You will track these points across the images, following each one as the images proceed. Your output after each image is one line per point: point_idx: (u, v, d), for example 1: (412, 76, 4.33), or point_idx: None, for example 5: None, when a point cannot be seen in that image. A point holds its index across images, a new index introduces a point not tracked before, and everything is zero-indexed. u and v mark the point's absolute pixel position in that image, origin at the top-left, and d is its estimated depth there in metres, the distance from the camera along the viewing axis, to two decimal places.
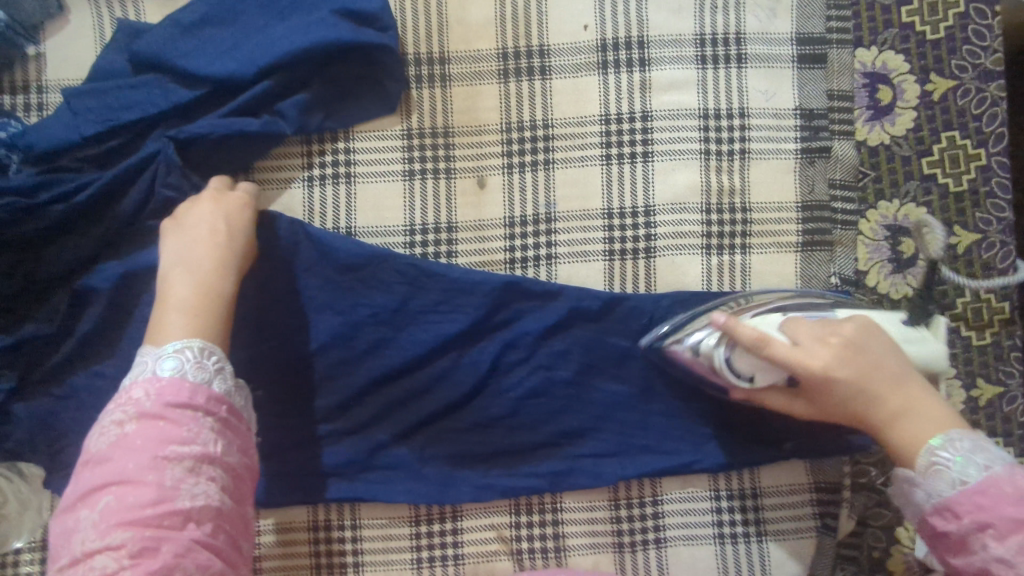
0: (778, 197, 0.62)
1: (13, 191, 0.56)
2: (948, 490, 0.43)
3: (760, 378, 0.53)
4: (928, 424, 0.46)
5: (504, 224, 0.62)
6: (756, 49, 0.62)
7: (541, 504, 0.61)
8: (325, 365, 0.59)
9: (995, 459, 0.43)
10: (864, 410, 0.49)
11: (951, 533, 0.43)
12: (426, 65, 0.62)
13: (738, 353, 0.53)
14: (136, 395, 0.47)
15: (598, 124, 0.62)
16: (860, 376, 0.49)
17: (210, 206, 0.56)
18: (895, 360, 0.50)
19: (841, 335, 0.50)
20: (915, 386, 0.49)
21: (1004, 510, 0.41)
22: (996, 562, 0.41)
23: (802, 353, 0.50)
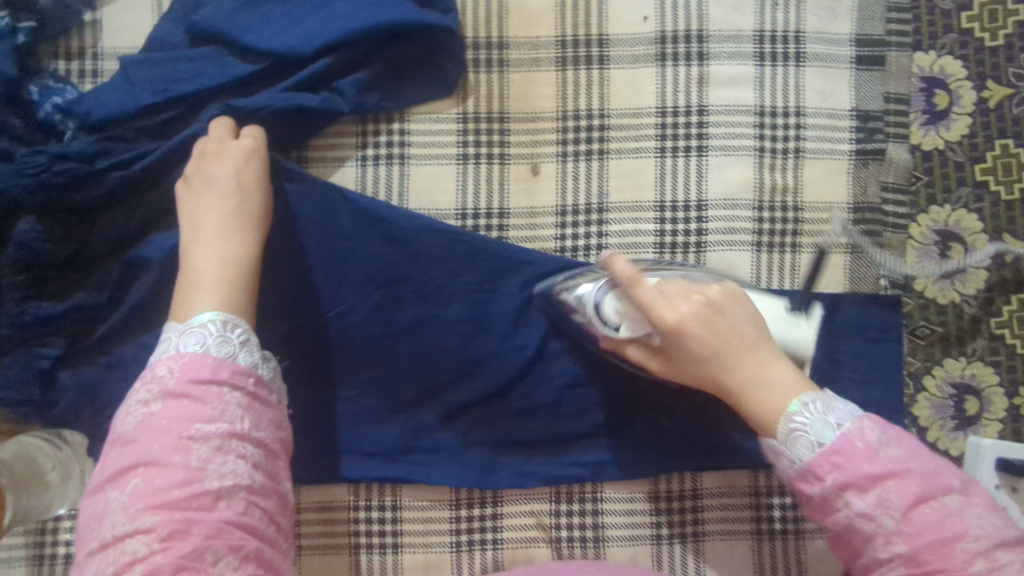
0: (830, 197, 0.62)
1: (72, 157, 0.55)
2: (807, 454, 0.43)
3: (624, 329, 0.53)
4: (781, 390, 0.46)
5: (556, 212, 0.62)
6: (815, 49, 0.62)
7: (582, 493, 0.61)
8: (373, 345, 0.59)
9: (844, 415, 0.43)
10: (724, 375, 0.48)
11: (815, 496, 0.42)
12: (484, 49, 0.62)
13: (612, 294, 0.54)
14: (160, 372, 0.48)
15: (654, 116, 0.62)
16: (719, 339, 0.48)
17: (206, 165, 0.56)
18: (748, 326, 0.49)
19: (703, 296, 0.50)
20: (768, 354, 0.48)
21: (860, 466, 0.41)
22: (859, 517, 0.41)
23: (663, 301, 0.50)
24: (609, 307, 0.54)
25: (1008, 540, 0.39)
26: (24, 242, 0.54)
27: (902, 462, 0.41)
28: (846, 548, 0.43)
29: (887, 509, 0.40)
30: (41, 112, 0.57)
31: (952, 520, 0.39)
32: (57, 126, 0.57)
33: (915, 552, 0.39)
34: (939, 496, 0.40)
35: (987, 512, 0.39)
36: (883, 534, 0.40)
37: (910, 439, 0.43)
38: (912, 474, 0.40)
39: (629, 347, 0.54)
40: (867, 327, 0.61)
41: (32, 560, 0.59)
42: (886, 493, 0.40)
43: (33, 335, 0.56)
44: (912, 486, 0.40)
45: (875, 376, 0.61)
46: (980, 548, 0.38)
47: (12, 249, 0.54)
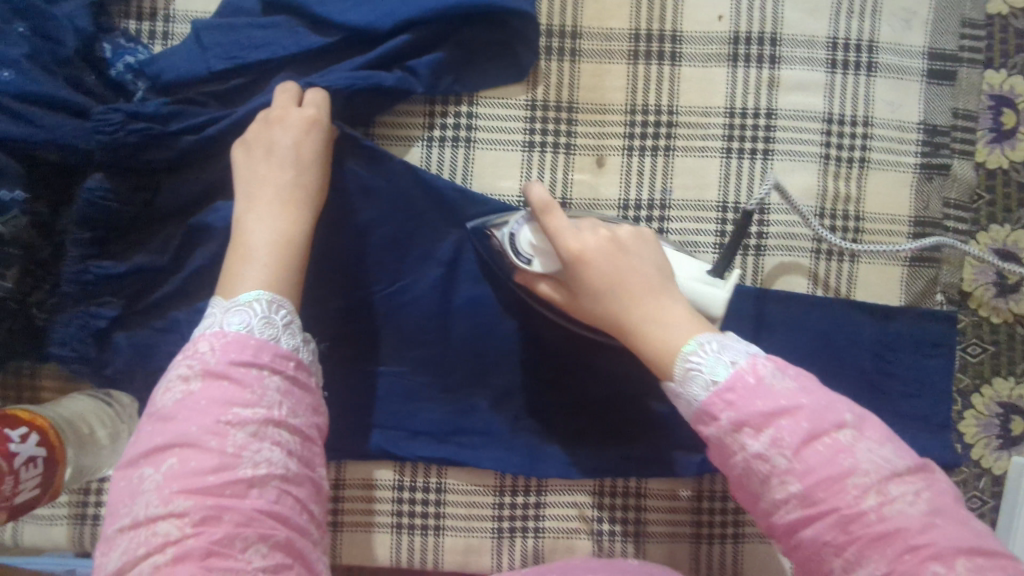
0: (892, 210, 0.62)
1: (146, 116, 0.55)
2: (702, 394, 0.41)
3: (537, 263, 0.52)
4: (679, 330, 0.45)
5: (618, 205, 0.61)
6: (887, 59, 0.62)
7: (625, 488, 0.61)
8: (429, 325, 0.59)
9: (738, 354, 0.41)
10: (623, 310, 0.47)
11: (711, 436, 0.41)
12: (557, 37, 0.61)
13: (528, 227, 0.53)
14: (202, 348, 0.46)
15: (722, 116, 0.62)
16: (621, 271, 0.48)
17: (264, 135, 0.54)
18: (651, 267, 0.49)
19: (610, 231, 0.50)
20: (668, 295, 0.48)
21: (754, 403, 0.39)
22: (755, 459, 0.39)
23: (573, 228, 0.49)
24: (524, 239, 0.52)
25: (898, 471, 0.37)
26: (91, 200, 0.53)
27: (795, 397, 0.39)
28: (746, 492, 0.41)
29: (780, 448, 0.38)
30: (113, 70, 0.57)
31: (843, 455, 0.37)
32: (127, 86, 0.57)
33: (808, 491, 0.37)
34: (831, 433, 0.38)
35: (878, 444, 0.38)
36: (777, 473, 0.38)
37: (802, 372, 0.41)
38: (802, 411, 0.39)
39: (539, 283, 0.53)
40: (920, 341, 0.61)
41: (74, 519, 0.59)
42: (780, 432, 0.38)
43: (89, 294, 0.55)
44: (803, 423, 0.38)
45: (925, 390, 0.61)
46: (870, 482, 0.37)
47: (78, 205, 0.53)
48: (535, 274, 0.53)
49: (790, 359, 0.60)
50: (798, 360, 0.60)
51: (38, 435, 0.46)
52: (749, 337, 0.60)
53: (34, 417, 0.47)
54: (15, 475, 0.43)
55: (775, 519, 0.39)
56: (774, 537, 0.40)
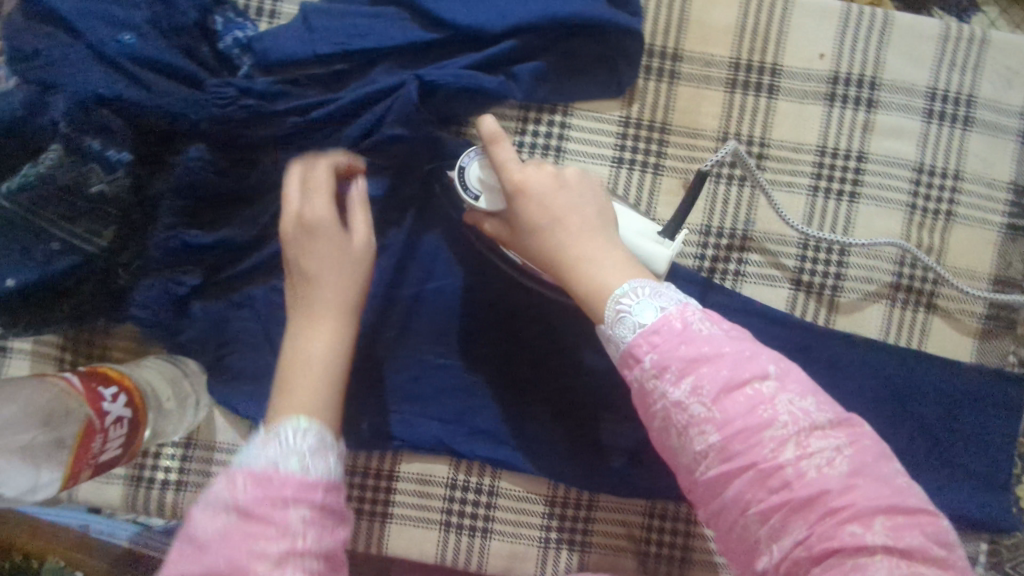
0: (973, 266, 0.62)
1: (254, 94, 0.55)
2: (629, 335, 0.42)
3: (484, 201, 0.50)
4: (612, 272, 0.45)
5: (700, 230, 0.61)
6: (984, 115, 0.62)
7: (676, 513, 0.61)
8: (500, 325, 0.61)
9: (668, 300, 0.43)
10: (559, 248, 0.47)
11: (634, 380, 0.42)
12: (658, 58, 0.62)
13: (478, 162, 0.51)
14: (232, 482, 0.42)
15: (813, 154, 0.62)
16: (565, 210, 0.48)
17: (307, 241, 0.50)
18: (592, 208, 0.48)
19: (556, 169, 0.49)
20: (604, 236, 0.48)
21: (678, 348, 0.41)
22: (674, 406, 0.41)
23: (518, 161, 0.48)
24: (473, 174, 0.50)
25: (817, 426, 0.40)
26: (190, 169, 0.54)
27: (715, 345, 0.41)
28: (666, 445, 0.43)
29: (700, 396, 0.41)
30: (223, 43, 0.57)
31: (763, 407, 0.40)
32: (233, 60, 0.58)
33: (727, 442, 0.40)
34: (752, 383, 0.41)
35: (797, 396, 0.41)
36: (696, 423, 0.41)
37: (731, 328, 0.44)
38: (724, 359, 0.41)
39: (486, 222, 0.52)
40: (990, 401, 0.61)
41: (130, 480, 0.60)
42: (700, 380, 0.41)
43: (175, 262, 0.56)
44: (723, 371, 0.41)
45: (988, 451, 0.61)
46: (788, 435, 0.39)
47: (177, 172, 0.54)
48: (481, 212, 0.52)
49: (856, 403, 0.60)
50: (865, 405, 0.60)
51: (125, 396, 0.47)
52: (820, 378, 0.60)
53: (124, 377, 0.48)
54: (104, 434, 0.45)
55: (695, 475, 0.41)
56: (692, 494, 0.43)
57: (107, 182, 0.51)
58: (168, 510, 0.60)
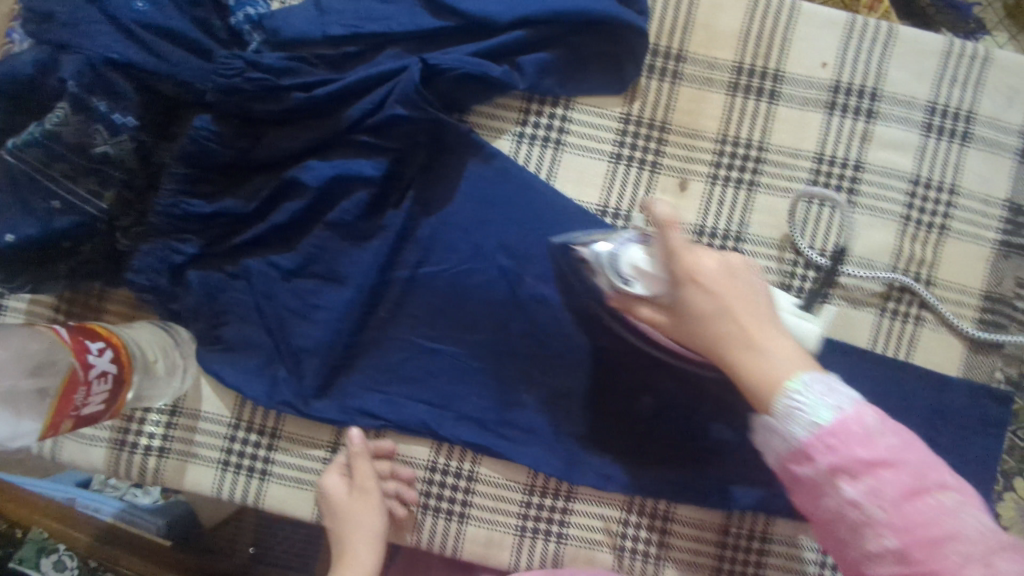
0: (965, 280, 0.62)
1: (263, 69, 0.56)
2: (802, 433, 0.44)
3: (638, 285, 0.52)
4: (781, 362, 0.46)
5: (694, 230, 0.62)
6: (983, 132, 0.62)
7: (654, 510, 0.61)
8: (492, 309, 0.61)
9: (843, 398, 0.43)
10: (726, 335, 0.48)
11: (804, 475, 0.44)
12: (662, 57, 0.62)
13: (635, 249, 0.53)
14: None
15: (810, 161, 0.62)
16: (734, 298, 0.48)
17: (344, 509, 0.57)
18: (761, 298, 0.49)
19: (723, 255, 0.50)
20: (773, 326, 0.49)
21: (855, 452, 0.43)
22: (847, 504, 0.43)
23: (689, 246, 0.49)
24: (626, 260, 0.53)
25: (1002, 545, 0.41)
26: (197, 138, 0.55)
27: (896, 451, 0.43)
28: (833, 534, 0.45)
29: (878, 499, 0.42)
30: (235, 19, 0.57)
31: (946, 519, 0.41)
32: (244, 35, 0.58)
33: (905, 548, 0.42)
34: (933, 492, 0.42)
35: (981, 513, 0.42)
36: (870, 522, 0.43)
37: (907, 432, 0.44)
38: (905, 466, 0.42)
39: (640, 306, 0.53)
40: (974, 417, 0.61)
41: (112, 444, 0.60)
42: (879, 484, 0.42)
43: (173, 229, 0.57)
44: (902, 477, 0.42)
45: (970, 466, 0.61)
46: (976, 552, 0.40)
47: (182, 141, 0.56)
48: (633, 297, 0.53)
49: None
50: None
51: (111, 353, 0.48)
52: None
53: (111, 334, 0.49)
54: (87, 387, 0.46)
55: (866, 568, 0.44)
56: None
57: (111, 144, 0.52)
58: (149, 476, 0.60)
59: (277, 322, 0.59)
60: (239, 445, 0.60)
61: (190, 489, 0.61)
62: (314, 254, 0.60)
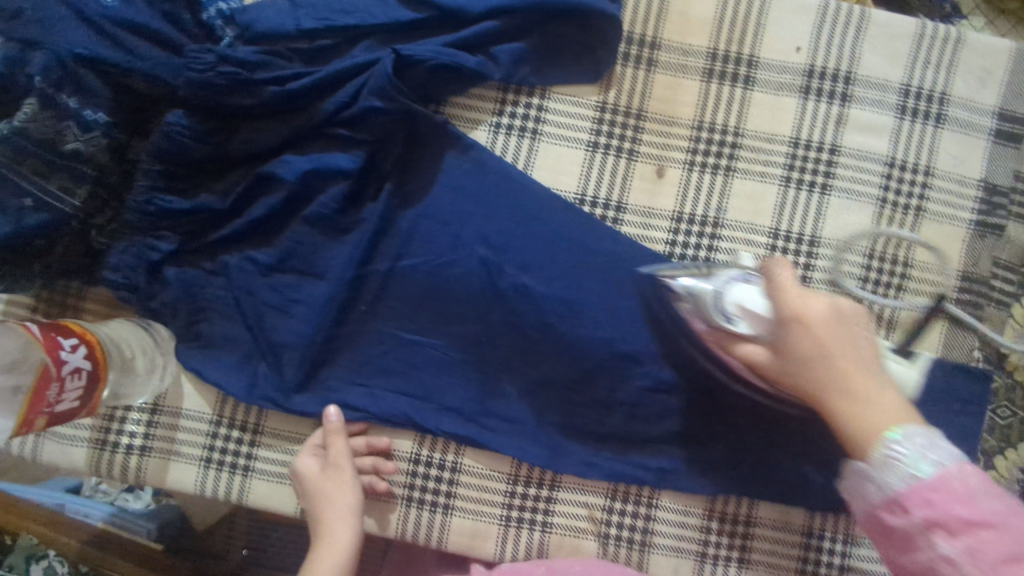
0: (942, 261, 0.62)
1: (234, 62, 0.56)
2: (898, 483, 0.44)
3: (741, 325, 0.53)
4: (882, 412, 0.46)
5: (672, 217, 0.62)
6: (956, 113, 0.63)
7: (638, 496, 0.61)
8: (472, 300, 0.61)
9: (944, 455, 0.44)
10: (829, 381, 0.48)
11: (897, 527, 0.45)
12: (636, 45, 0.63)
13: (737, 289, 0.54)
14: None
15: (786, 146, 0.62)
16: (841, 344, 0.49)
17: (319, 489, 0.57)
18: (866, 347, 0.50)
19: (833, 300, 0.50)
20: (881, 378, 0.49)
21: (953, 508, 0.42)
22: (942, 561, 0.43)
23: (799, 290, 0.50)
24: (731, 299, 0.54)
25: None
26: (171, 134, 0.55)
27: (999, 514, 0.42)
28: None
29: (976, 560, 0.41)
30: (206, 14, 0.57)
31: None
32: (216, 31, 0.58)
33: None
34: None
35: None
36: None
37: (1015, 501, 0.43)
38: (1008, 530, 0.42)
39: (739, 345, 0.54)
40: (956, 399, 0.61)
41: (93, 444, 0.60)
42: (978, 544, 0.42)
43: (150, 226, 0.57)
44: (1004, 540, 0.41)
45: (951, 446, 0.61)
46: None
47: (156, 137, 0.55)
48: (733, 335, 0.54)
49: None
50: None
51: (85, 349, 0.48)
52: None
53: (85, 331, 0.49)
54: (60, 383, 0.45)
55: None
56: None
57: (83, 141, 0.52)
58: (131, 474, 0.60)
59: (257, 317, 0.59)
60: (221, 441, 0.60)
61: (174, 487, 0.60)
62: (292, 249, 0.59)
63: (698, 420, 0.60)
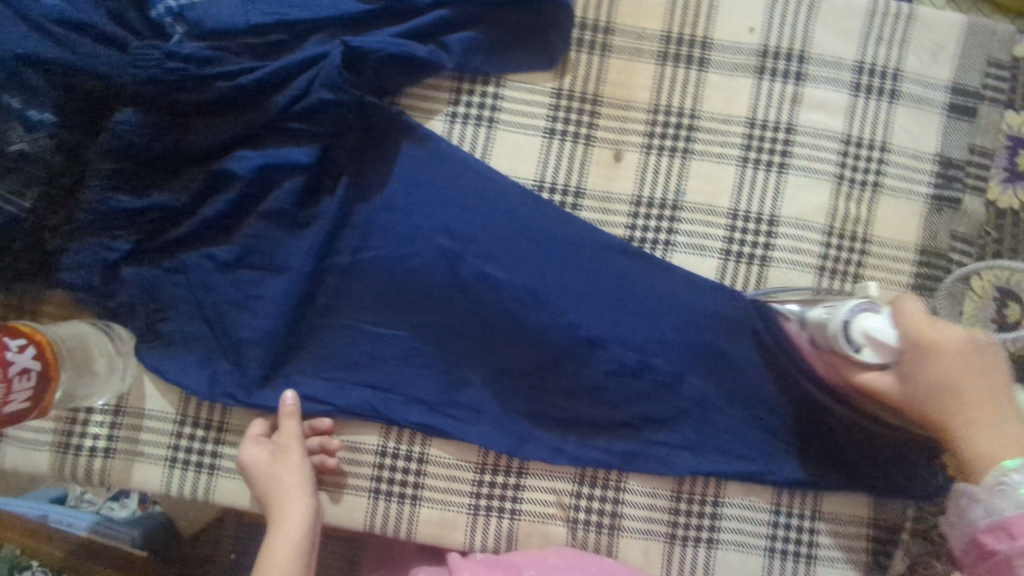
0: (900, 237, 0.63)
1: (181, 59, 0.55)
2: (1009, 510, 0.47)
3: (866, 352, 0.53)
4: (1003, 444, 0.49)
5: (631, 201, 0.62)
6: (910, 89, 0.63)
7: (605, 480, 0.61)
8: (434, 291, 0.60)
9: None
10: (954, 407, 0.51)
11: (999, 551, 0.47)
12: (590, 30, 0.63)
13: (867, 318, 0.53)
14: None
15: (743, 126, 0.63)
16: (971, 376, 0.51)
17: (268, 472, 0.57)
18: (999, 380, 0.52)
19: (969, 334, 0.52)
20: (1006, 409, 0.51)
21: None
22: None
23: (931, 322, 0.53)
24: (859, 326, 0.53)
25: None
26: (121, 133, 0.55)
27: None
28: None
29: None
30: (154, 12, 0.57)
31: None
32: (166, 28, 0.58)
33: None
34: None
35: None
36: None
37: None
38: None
39: (860, 372, 0.55)
40: None
41: (56, 447, 0.60)
42: None
43: (105, 225, 0.57)
44: None
45: None
46: None
47: (106, 136, 0.55)
48: (856, 363, 0.55)
49: (785, 374, 0.60)
50: (794, 376, 0.60)
51: (34, 350, 0.49)
52: (745, 349, 0.60)
53: (35, 332, 0.50)
54: (7, 384, 0.46)
55: None
56: None
57: (27, 141, 0.53)
58: (95, 477, 0.60)
59: (216, 315, 0.59)
60: (185, 441, 0.60)
61: (139, 488, 0.60)
62: (248, 245, 0.59)
63: (663, 402, 0.60)
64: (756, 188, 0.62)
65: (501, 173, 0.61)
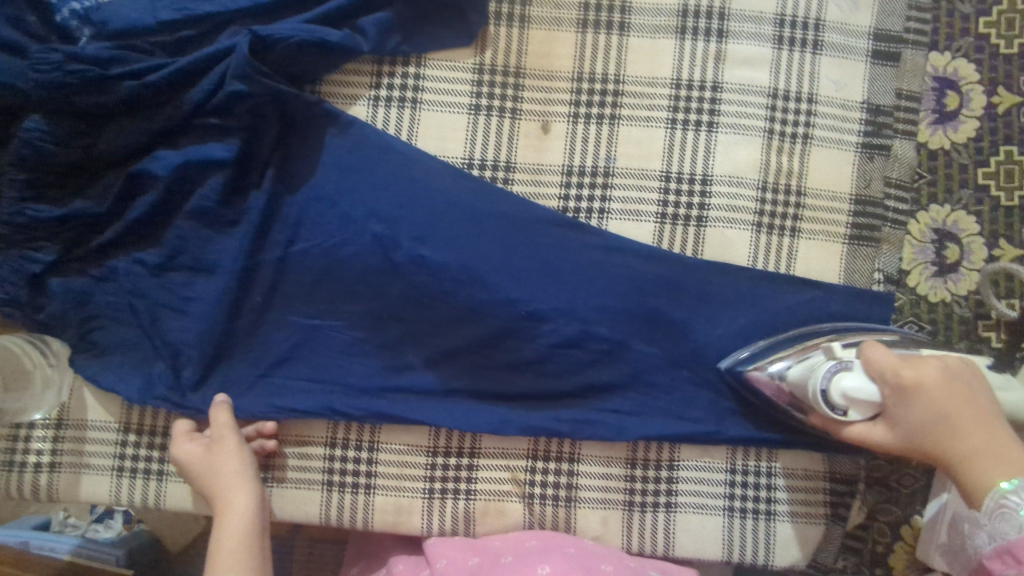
0: (834, 185, 0.63)
1: (84, 61, 0.55)
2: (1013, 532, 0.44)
3: (853, 413, 0.54)
4: (1003, 466, 0.48)
5: (561, 171, 0.62)
6: (833, 38, 0.63)
7: (559, 453, 0.61)
8: (366, 277, 0.59)
9: None
10: (948, 440, 0.51)
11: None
12: (508, 3, 0.62)
13: (844, 380, 0.54)
14: None
15: (668, 88, 0.62)
16: (956, 405, 0.51)
17: (205, 465, 0.56)
18: (986, 405, 0.52)
19: (943, 365, 0.53)
20: (1001, 434, 0.50)
21: None
22: None
23: (905, 361, 0.53)
24: (839, 390, 0.54)
25: None
26: (29, 140, 0.55)
27: None
28: None
29: None
30: (58, 17, 0.56)
31: None
32: (72, 32, 0.57)
33: None
34: None
35: None
36: None
37: None
38: None
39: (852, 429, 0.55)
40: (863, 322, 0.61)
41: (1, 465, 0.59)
42: None
43: (24, 238, 0.57)
44: None
45: None
46: None
47: (15, 144, 0.55)
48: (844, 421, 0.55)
49: (728, 332, 0.60)
50: (736, 333, 0.60)
51: None
52: (686, 311, 0.60)
53: None
54: None
55: None
56: None
57: None
58: (42, 492, 0.59)
59: (147, 319, 0.58)
60: (131, 449, 0.59)
61: (88, 500, 0.59)
62: (174, 246, 0.58)
63: (606, 368, 0.60)
64: (688, 150, 0.62)
65: (430, 155, 0.61)
